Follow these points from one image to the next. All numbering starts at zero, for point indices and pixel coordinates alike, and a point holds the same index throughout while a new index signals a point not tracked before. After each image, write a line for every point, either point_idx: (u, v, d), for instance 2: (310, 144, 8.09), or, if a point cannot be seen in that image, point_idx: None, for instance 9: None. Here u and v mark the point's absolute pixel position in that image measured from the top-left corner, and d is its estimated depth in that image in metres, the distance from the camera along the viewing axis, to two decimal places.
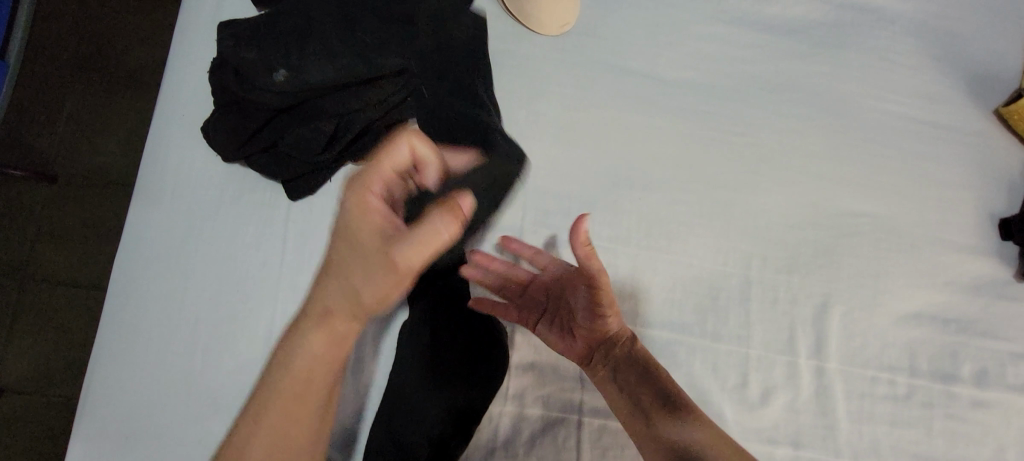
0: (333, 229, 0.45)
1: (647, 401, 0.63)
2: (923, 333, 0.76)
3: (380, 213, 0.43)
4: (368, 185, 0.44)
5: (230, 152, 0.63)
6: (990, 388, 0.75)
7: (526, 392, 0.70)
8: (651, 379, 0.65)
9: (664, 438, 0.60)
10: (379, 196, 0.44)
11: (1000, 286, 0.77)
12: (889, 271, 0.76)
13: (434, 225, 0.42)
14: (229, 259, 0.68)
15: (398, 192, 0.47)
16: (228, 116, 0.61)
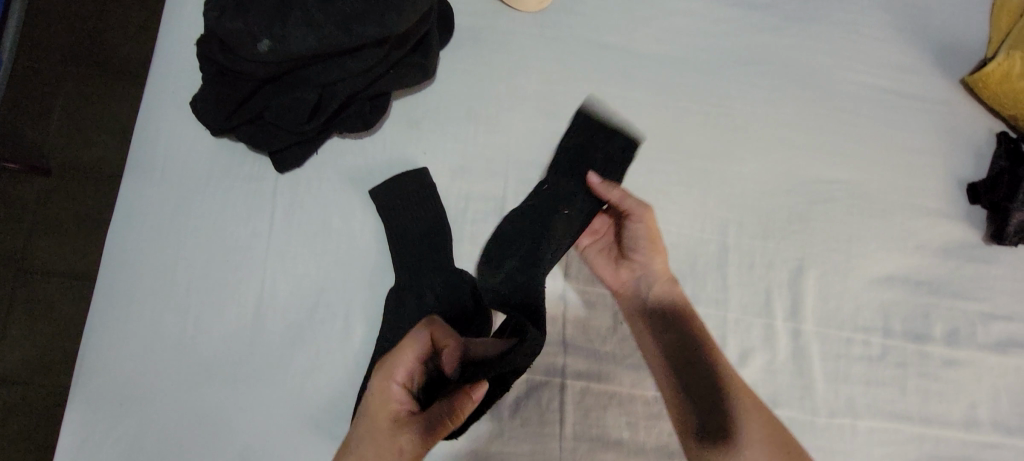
0: (360, 417, 0.59)
1: (688, 342, 0.71)
2: (895, 295, 0.78)
3: (398, 399, 0.58)
4: (391, 373, 0.58)
5: (218, 122, 0.66)
6: (961, 347, 0.78)
7: None
8: (690, 334, 0.71)
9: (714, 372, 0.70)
10: (399, 384, 0.58)
11: (969, 249, 0.80)
12: (862, 236, 0.78)
13: (450, 413, 0.58)
14: (219, 231, 0.70)
15: (416, 378, 0.60)
16: (216, 87, 0.64)
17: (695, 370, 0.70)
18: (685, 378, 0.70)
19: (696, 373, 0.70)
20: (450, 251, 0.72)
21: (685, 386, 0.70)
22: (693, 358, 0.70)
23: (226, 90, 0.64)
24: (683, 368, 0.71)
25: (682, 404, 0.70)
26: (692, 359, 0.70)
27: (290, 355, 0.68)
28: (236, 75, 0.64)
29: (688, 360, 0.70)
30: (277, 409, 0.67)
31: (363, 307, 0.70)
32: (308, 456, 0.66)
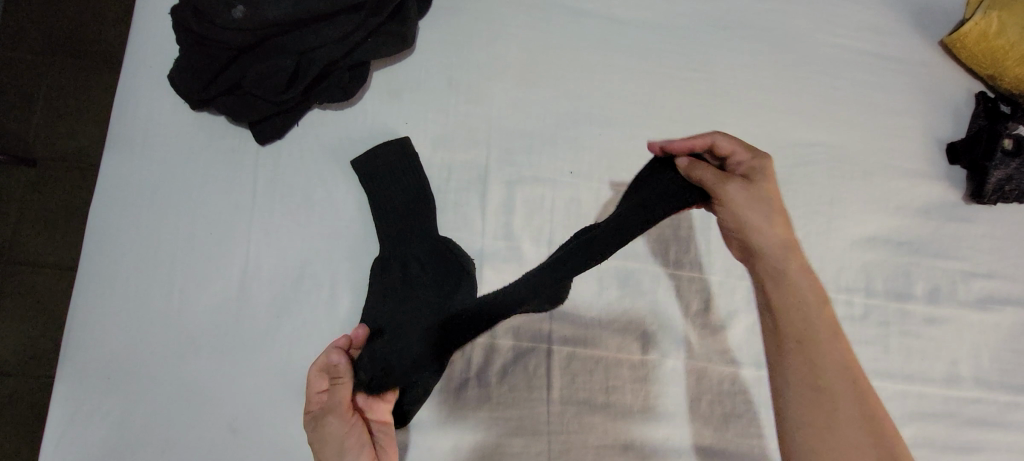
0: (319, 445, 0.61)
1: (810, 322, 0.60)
2: (877, 255, 0.79)
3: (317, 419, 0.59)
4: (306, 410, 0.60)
5: (195, 93, 0.66)
6: (943, 305, 0.79)
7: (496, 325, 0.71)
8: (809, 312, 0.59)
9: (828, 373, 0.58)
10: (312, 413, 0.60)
11: (950, 208, 0.81)
12: (843, 197, 0.79)
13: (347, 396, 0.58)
14: (202, 205, 0.70)
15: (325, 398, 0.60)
16: (193, 57, 0.65)
17: (816, 348, 0.58)
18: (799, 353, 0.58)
19: (817, 352, 0.58)
20: (433, 219, 0.72)
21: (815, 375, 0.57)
22: (807, 335, 0.59)
23: (203, 59, 0.65)
24: (797, 344, 0.58)
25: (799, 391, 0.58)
26: (813, 332, 0.59)
27: (277, 326, 0.68)
28: (212, 44, 0.64)
29: (806, 333, 0.59)
30: (265, 380, 0.67)
31: (348, 277, 0.70)
32: (297, 425, 0.67)
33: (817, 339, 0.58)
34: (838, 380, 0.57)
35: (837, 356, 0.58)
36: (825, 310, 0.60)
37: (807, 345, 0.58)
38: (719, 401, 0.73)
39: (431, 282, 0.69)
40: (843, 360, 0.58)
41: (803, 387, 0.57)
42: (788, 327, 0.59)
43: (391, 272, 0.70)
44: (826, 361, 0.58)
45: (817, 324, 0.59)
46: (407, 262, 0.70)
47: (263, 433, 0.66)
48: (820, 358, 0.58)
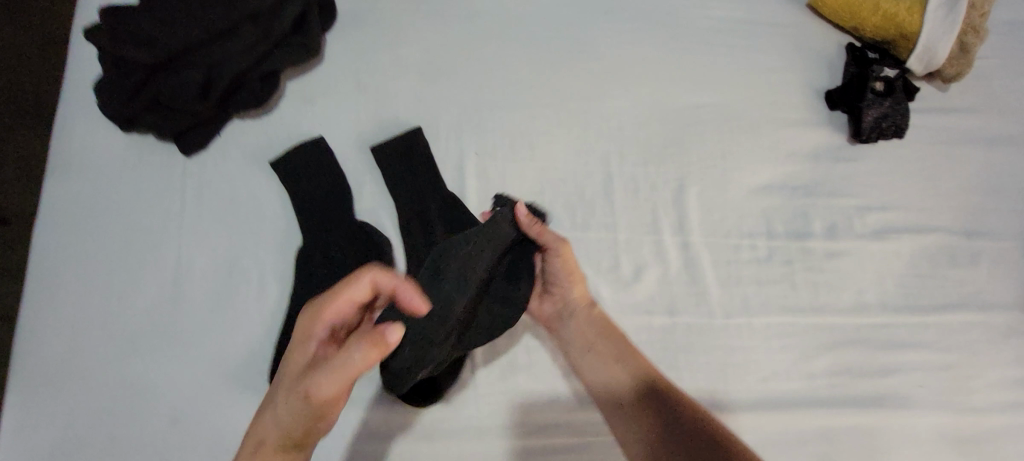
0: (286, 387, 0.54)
1: (628, 384, 0.69)
2: (774, 200, 0.85)
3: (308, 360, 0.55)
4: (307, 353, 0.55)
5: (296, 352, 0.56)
6: (842, 239, 0.84)
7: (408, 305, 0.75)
8: (623, 350, 0.71)
9: (653, 422, 0.66)
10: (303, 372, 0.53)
11: (837, 150, 0.87)
12: (734, 150, 0.85)
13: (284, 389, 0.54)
14: (135, 215, 0.76)
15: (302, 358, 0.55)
16: (337, 334, 0.58)
17: (627, 399, 0.69)
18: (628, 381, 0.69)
19: (636, 397, 0.68)
20: (351, 205, 0.78)
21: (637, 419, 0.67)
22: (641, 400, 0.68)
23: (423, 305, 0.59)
24: (646, 377, 0.69)
25: (657, 434, 0.66)
26: (613, 365, 0.71)
27: (211, 318, 0.73)
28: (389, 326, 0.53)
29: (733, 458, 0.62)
30: (204, 371, 0.72)
31: (274, 268, 0.76)
32: (234, 408, 0.71)
33: (625, 380, 0.69)
34: (652, 399, 0.68)
35: (623, 354, 0.71)
36: (624, 348, 0.71)
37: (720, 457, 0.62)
38: (637, 351, 0.78)
39: (352, 259, 0.76)
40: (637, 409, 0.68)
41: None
42: (683, 421, 0.65)
43: (313, 257, 0.75)
44: (648, 421, 0.67)
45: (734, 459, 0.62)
46: (329, 246, 0.76)
47: (200, 421, 0.70)
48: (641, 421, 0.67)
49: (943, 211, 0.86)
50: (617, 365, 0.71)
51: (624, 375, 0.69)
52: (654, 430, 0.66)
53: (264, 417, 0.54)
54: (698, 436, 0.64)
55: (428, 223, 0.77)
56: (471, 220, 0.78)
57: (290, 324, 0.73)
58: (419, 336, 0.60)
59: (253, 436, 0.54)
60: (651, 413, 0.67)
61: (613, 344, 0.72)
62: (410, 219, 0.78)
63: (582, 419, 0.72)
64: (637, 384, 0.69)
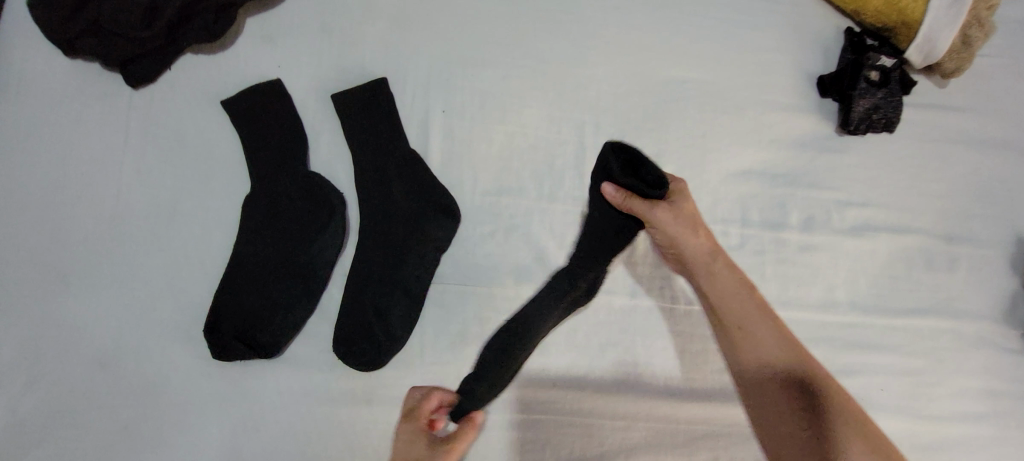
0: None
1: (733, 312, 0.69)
2: (752, 187, 0.81)
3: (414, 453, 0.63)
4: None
5: (402, 425, 0.65)
6: (818, 232, 0.80)
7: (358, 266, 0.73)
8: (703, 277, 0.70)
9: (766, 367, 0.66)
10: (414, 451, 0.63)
11: (824, 140, 0.83)
12: (716, 131, 0.81)
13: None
14: (73, 147, 0.72)
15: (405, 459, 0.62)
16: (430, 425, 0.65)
17: (743, 336, 0.68)
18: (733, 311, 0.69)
19: (751, 337, 0.67)
20: (304, 155, 0.74)
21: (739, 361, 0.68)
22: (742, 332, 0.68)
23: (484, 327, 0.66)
24: (752, 315, 0.68)
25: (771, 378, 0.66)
26: (729, 294, 0.69)
27: (147, 262, 0.70)
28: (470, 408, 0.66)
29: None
30: (135, 316, 0.69)
31: (218, 214, 0.72)
32: (164, 355, 0.68)
33: (755, 320, 0.68)
34: (762, 332, 0.67)
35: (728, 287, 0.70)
36: (748, 292, 0.70)
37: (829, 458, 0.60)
38: (593, 331, 0.75)
39: (300, 213, 0.72)
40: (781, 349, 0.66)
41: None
42: (818, 416, 0.62)
43: (260, 208, 0.72)
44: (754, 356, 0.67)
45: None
46: (276, 196, 0.72)
47: (128, 366, 0.67)
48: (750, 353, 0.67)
49: (926, 213, 0.82)
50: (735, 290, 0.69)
51: (766, 363, 0.66)
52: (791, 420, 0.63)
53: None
54: (829, 431, 0.61)
55: (385, 182, 0.74)
56: (431, 182, 0.75)
57: (229, 274, 0.70)
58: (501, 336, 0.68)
59: None
60: (805, 400, 0.63)
61: (754, 325, 0.68)
62: (367, 176, 0.74)
63: (528, 395, 0.73)
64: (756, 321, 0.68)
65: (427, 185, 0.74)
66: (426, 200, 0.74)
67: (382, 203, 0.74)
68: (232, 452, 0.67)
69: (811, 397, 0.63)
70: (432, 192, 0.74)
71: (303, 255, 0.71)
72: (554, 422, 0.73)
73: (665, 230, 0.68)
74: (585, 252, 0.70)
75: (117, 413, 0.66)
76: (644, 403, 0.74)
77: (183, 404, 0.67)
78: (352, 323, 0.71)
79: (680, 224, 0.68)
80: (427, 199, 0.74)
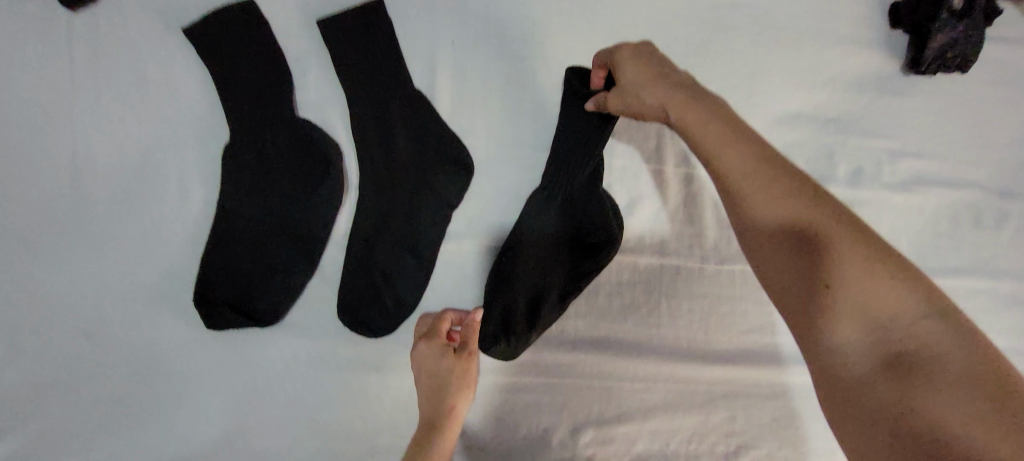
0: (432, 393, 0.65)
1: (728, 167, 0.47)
2: (799, 135, 0.72)
3: (442, 368, 0.65)
4: (436, 382, 0.65)
5: (423, 345, 0.65)
6: (865, 187, 0.73)
7: (361, 227, 0.65)
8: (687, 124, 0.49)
9: (772, 229, 0.46)
10: (441, 368, 0.65)
11: (886, 80, 0.73)
12: (767, 69, 0.71)
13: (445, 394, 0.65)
14: (10, 84, 0.60)
15: (444, 370, 0.65)
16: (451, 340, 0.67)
17: (733, 198, 0.47)
18: (726, 157, 0.48)
19: (749, 198, 0.46)
20: (290, 96, 0.62)
21: (747, 241, 0.48)
22: (737, 195, 0.47)
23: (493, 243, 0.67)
24: (750, 159, 0.47)
25: (782, 246, 0.45)
26: (710, 132, 0.48)
27: (120, 222, 0.62)
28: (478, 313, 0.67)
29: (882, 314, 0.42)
30: (116, 282, 0.62)
31: (195, 167, 0.63)
32: (155, 324, 0.63)
33: (745, 161, 0.47)
34: (759, 187, 0.46)
35: (713, 117, 0.49)
36: (739, 133, 0.48)
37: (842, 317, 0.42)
38: (616, 293, 0.71)
39: (291, 167, 0.63)
40: (785, 206, 0.45)
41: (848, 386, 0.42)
42: (840, 264, 0.43)
43: (244, 161, 0.62)
44: (759, 223, 0.46)
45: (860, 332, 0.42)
46: (261, 146, 0.62)
47: (116, 336, 0.62)
48: (753, 221, 0.46)
49: (984, 164, 0.75)
50: (715, 127, 0.48)
51: (772, 198, 0.46)
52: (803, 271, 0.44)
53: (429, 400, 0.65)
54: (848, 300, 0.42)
55: (387, 129, 0.64)
56: (440, 130, 0.65)
57: (217, 238, 0.62)
58: (501, 273, 0.66)
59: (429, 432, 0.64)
60: (836, 261, 0.43)
61: (753, 147, 0.48)
62: (366, 122, 0.64)
63: (547, 359, 0.70)
64: (756, 168, 0.47)
65: (437, 134, 0.65)
66: (435, 150, 0.65)
67: (385, 154, 0.65)
68: (240, 420, 0.64)
69: (830, 237, 0.44)
70: (442, 142, 0.65)
71: (299, 214, 0.64)
72: (572, 385, 0.70)
73: (628, 81, 0.54)
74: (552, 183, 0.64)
75: (113, 383, 0.62)
76: (665, 367, 0.71)
77: (182, 372, 0.64)
78: (358, 290, 0.65)
79: (643, 66, 0.54)
80: (437, 149, 0.65)
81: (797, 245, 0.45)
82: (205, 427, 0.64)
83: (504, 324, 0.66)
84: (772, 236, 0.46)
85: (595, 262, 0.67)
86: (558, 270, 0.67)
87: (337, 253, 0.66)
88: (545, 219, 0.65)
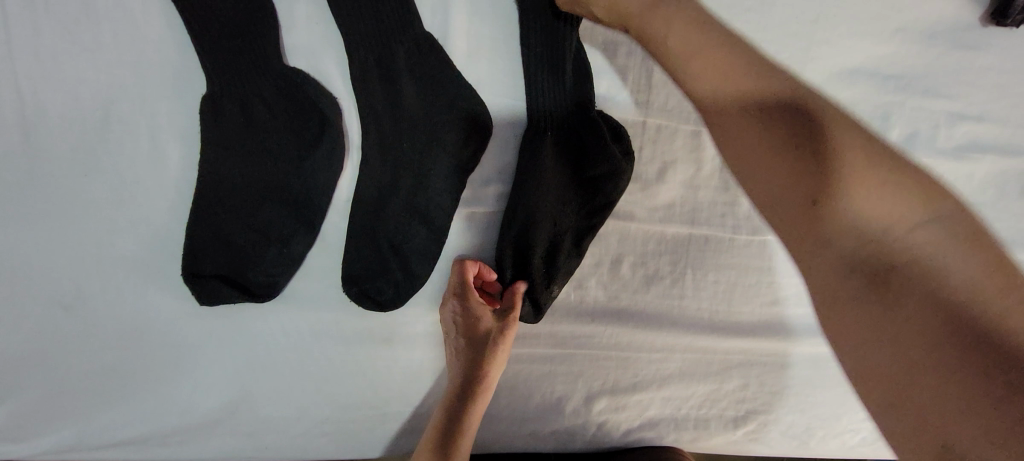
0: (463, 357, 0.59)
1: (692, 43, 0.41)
2: (856, 93, 0.64)
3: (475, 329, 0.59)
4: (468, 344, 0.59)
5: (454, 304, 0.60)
6: (918, 153, 0.67)
7: (366, 193, 0.58)
8: None
9: (740, 114, 0.38)
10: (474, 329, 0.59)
11: (961, 32, 0.64)
12: (831, 16, 0.62)
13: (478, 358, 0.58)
14: None
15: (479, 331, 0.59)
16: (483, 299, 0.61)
17: (696, 83, 0.41)
18: (686, 38, 0.41)
19: (709, 76, 0.40)
20: (276, 38, 0.53)
21: (716, 129, 0.40)
22: (699, 78, 0.40)
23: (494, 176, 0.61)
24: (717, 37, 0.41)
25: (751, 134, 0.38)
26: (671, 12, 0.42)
27: (85, 185, 0.54)
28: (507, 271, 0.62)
29: (875, 216, 0.33)
30: (90, 252, 0.55)
31: (170, 122, 0.54)
32: (141, 298, 0.57)
33: (709, 37, 0.41)
34: (725, 65, 0.39)
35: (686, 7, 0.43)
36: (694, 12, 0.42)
37: (848, 222, 0.34)
38: (639, 263, 0.66)
39: (281, 123, 0.54)
40: (757, 83, 0.38)
41: (846, 314, 0.33)
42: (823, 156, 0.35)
43: (225, 115, 0.53)
44: (723, 106, 0.39)
45: (856, 238, 0.34)
46: (244, 98, 0.53)
47: (98, 309, 0.57)
48: (715, 105, 0.40)
49: None
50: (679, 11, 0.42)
51: (736, 80, 0.39)
52: (789, 164, 0.36)
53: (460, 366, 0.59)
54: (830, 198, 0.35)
55: (391, 80, 0.55)
56: (454, 82, 0.56)
57: (201, 204, 0.55)
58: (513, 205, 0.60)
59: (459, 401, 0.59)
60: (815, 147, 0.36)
61: (709, 25, 0.41)
62: (367, 71, 0.54)
63: (564, 330, 0.67)
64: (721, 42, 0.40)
65: (450, 87, 0.56)
66: (450, 106, 0.56)
67: (390, 109, 0.56)
68: (243, 392, 0.61)
69: (817, 108, 0.37)
70: (456, 96, 0.56)
71: (293, 177, 0.55)
72: (588, 355, 0.68)
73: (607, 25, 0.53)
74: (539, 102, 0.58)
75: (100, 358, 0.58)
76: (685, 338, 0.68)
77: (174, 346, 0.59)
78: (364, 262, 0.59)
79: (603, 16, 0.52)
80: (450, 106, 0.56)
81: (771, 131, 0.37)
82: (206, 399, 0.61)
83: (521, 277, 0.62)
84: (741, 124, 0.38)
85: (606, 195, 0.60)
86: (570, 209, 0.60)
87: (339, 220, 0.59)
88: (543, 160, 0.59)
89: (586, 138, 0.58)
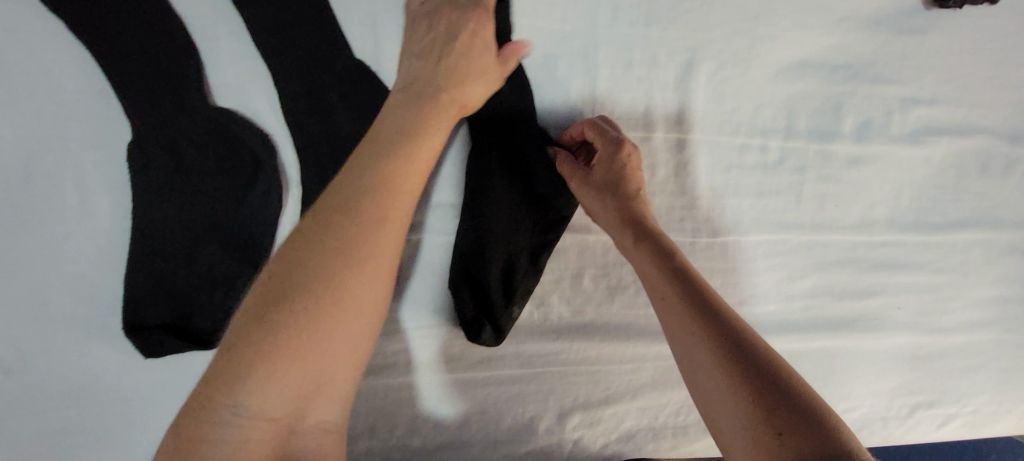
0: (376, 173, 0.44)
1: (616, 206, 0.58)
2: (805, 86, 0.64)
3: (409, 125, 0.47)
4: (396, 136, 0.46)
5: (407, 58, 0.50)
6: (872, 141, 0.66)
7: None
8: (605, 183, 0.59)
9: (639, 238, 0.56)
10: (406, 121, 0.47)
11: (905, 16, 0.64)
12: (773, 11, 0.61)
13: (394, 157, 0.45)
14: None
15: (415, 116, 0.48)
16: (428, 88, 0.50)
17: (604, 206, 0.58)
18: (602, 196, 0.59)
19: (626, 218, 0.57)
20: (201, 77, 0.51)
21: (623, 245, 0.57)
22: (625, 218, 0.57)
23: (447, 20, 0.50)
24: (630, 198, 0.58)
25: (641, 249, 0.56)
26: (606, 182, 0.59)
27: (15, 246, 0.52)
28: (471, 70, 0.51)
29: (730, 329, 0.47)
30: (23, 314, 0.52)
31: (97, 172, 0.52)
32: (81, 357, 0.54)
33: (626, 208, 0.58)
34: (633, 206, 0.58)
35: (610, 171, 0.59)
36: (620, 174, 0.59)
37: (709, 320, 0.48)
38: (601, 275, 0.65)
39: (215, 163, 0.53)
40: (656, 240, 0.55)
41: (717, 398, 0.45)
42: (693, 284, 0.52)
43: (156, 161, 0.51)
44: (634, 250, 0.56)
45: (711, 338, 0.47)
46: (174, 142, 0.52)
47: (33, 374, 0.53)
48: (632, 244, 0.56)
49: (1000, 107, 0.68)
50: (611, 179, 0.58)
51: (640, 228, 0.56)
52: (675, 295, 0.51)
53: (359, 178, 0.43)
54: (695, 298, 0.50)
55: (325, 110, 0.54)
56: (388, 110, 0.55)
57: (139, 254, 0.53)
58: (467, 224, 0.60)
59: (337, 226, 0.42)
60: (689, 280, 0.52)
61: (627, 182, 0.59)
62: (299, 103, 0.53)
63: (531, 349, 0.65)
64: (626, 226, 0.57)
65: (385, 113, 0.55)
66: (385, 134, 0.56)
67: (327, 140, 0.54)
68: None
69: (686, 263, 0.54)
70: None
71: (233, 217, 0.54)
72: (557, 373, 0.66)
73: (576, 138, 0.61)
74: (483, 126, 0.59)
75: (36, 428, 0.53)
76: (653, 346, 0.68)
77: (121, 405, 0.55)
78: None
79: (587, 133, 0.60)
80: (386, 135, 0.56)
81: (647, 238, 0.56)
82: None
83: (482, 306, 0.62)
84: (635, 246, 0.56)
85: (557, 210, 0.63)
86: (524, 230, 0.62)
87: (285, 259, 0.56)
88: (493, 181, 0.60)
89: (536, 168, 0.61)
